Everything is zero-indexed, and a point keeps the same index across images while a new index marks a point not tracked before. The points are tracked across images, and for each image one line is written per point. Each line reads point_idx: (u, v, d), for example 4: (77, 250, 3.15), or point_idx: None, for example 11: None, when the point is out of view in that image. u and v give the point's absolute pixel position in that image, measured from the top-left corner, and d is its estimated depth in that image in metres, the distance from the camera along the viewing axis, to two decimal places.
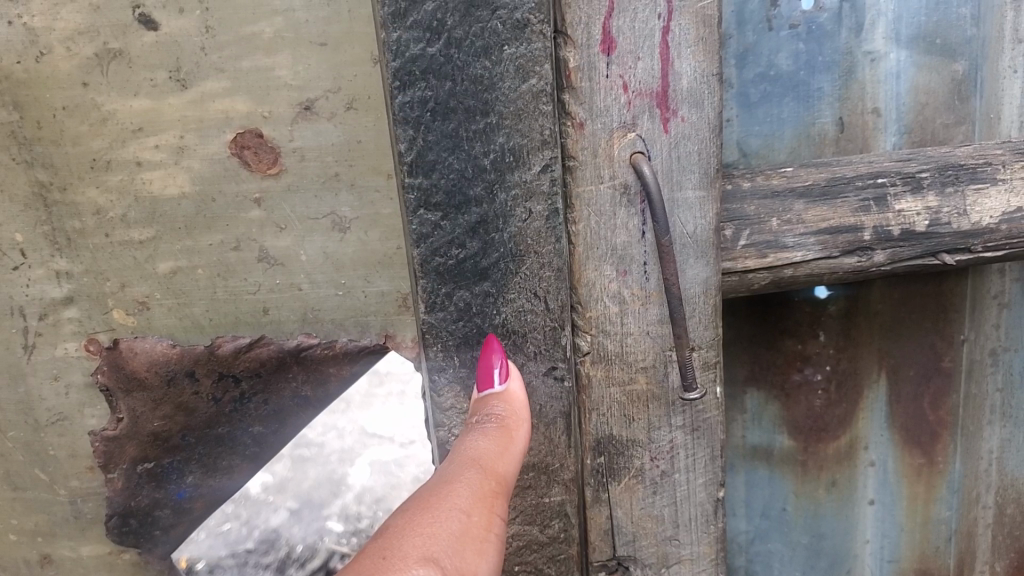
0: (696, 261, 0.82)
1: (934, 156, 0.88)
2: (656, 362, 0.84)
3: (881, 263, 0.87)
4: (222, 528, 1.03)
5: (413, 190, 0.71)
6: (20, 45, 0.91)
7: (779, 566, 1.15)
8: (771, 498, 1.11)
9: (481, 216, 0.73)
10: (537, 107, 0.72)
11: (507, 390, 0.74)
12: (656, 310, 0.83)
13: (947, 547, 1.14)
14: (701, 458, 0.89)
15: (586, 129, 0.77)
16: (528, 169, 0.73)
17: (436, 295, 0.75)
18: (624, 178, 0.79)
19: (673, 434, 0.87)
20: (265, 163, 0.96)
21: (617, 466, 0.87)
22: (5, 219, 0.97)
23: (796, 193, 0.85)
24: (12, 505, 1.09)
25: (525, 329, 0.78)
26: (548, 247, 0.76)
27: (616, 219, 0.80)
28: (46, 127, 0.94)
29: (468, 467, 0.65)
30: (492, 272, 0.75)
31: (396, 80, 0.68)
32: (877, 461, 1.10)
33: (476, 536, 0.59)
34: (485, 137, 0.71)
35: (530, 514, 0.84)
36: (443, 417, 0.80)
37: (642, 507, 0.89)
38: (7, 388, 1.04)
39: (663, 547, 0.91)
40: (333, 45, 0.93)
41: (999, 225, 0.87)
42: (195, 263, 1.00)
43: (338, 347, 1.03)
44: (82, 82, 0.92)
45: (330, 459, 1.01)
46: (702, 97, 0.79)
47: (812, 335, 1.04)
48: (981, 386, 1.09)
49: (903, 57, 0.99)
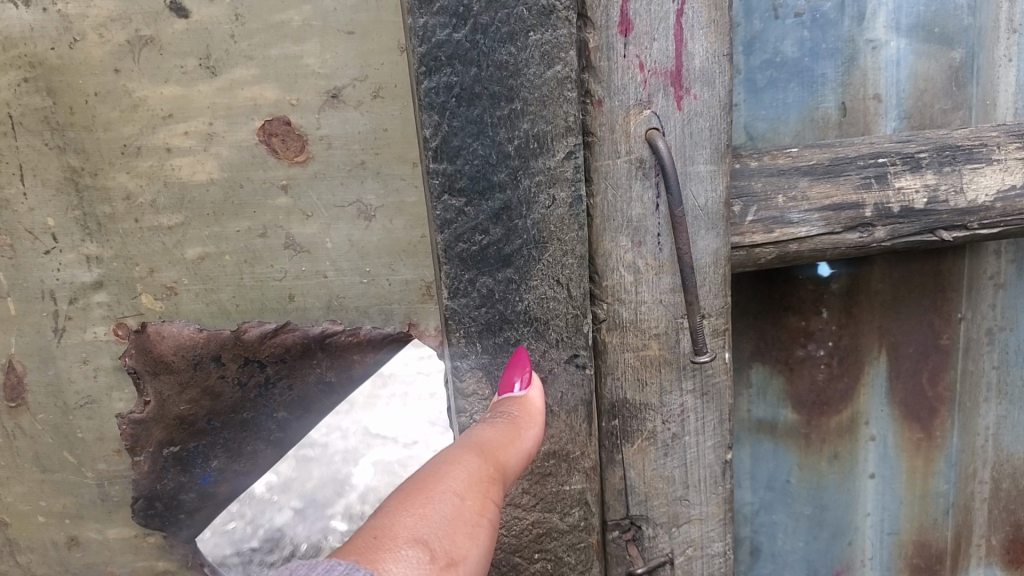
0: (707, 233, 0.86)
1: (932, 138, 0.92)
2: (668, 328, 0.88)
3: (882, 239, 0.90)
4: (228, 527, 1.07)
5: (437, 176, 0.74)
6: (54, 32, 0.93)
7: (782, 536, 1.19)
8: (776, 470, 1.15)
9: (504, 202, 0.76)
10: (561, 94, 0.74)
11: (526, 395, 0.77)
12: (669, 278, 0.86)
13: (944, 519, 1.18)
14: (710, 421, 0.92)
15: (604, 107, 0.81)
16: (552, 155, 0.76)
17: (459, 281, 0.78)
18: (639, 154, 0.82)
19: (683, 398, 0.91)
20: (292, 151, 0.98)
21: (630, 428, 0.91)
22: (39, 203, 0.99)
23: (801, 171, 0.88)
24: (41, 486, 1.11)
25: (547, 316, 0.81)
26: (570, 235, 0.79)
27: (631, 193, 0.83)
28: (78, 113, 0.95)
29: (468, 451, 0.66)
30: (515, 258, 0.78)
31: (422, 65, 0.70)
32: (877, 435, 1.14)
33: (468, 520, 0.59)
34: (509, 123, 0.74)
35: (550, 501, 0.87)
36: (464, 403, 0.83)
37: (653, 468, 0.93)
38: (38, 370, 1.06)
39: (674, 508, 0.95)
40: (360, 34, 0.95)
41: (993, 203, 0.90)
42: (223, 250, 1.01)
43: (363, 335, 1.03)
44: (114, 68, 0.94)
45: (334, 460, 1.01)
46: (713, 77, 0.82)
47: (816, 312, 1.08)
48: (978, 363, 1.13)
49: (903, 45, 1.03)
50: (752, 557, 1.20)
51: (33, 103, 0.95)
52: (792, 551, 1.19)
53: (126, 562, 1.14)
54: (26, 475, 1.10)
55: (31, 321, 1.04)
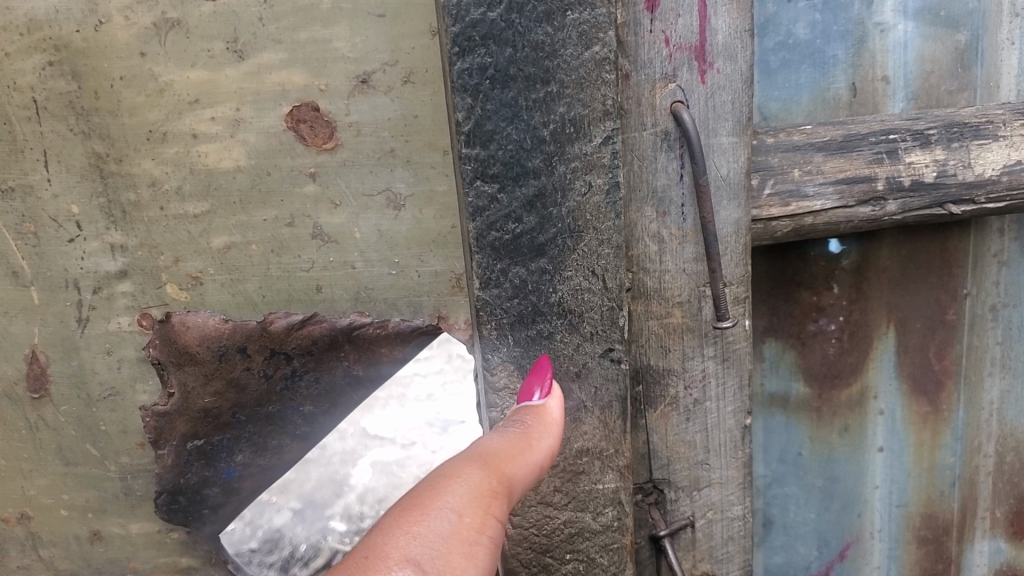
0: (728, 203, 0.88)
1: (941, 115, 0.93)
2: (691, 297, 0.89)
3: (893, 213, 0.91)
4: (227, 528, 1.09)
5: (470, 161, 0.75)
6: (80, 14, 0.94)
7: (795, 508, 1.16)
8: (788, 442, 1.13)
9: (539, 189, 0.76)
10: (599, 76, 0.75)
11: (544, 405, 0.77)
12: (692, 247, 0.87)
13: (951, 492, 1.15)
14: (730, 387, 0.94)
15: (631, 80, 0.83)
16: (589, 140, 0.77)
17: (491, 270, 0.78)
18: (664, 126, 0.84)
19: (705, 364, 0.92)
20: (320, 137, 0.98)
21: (653, 394, 0.93)
22: (63, 190, 1.01)
23: (816, 147, 0.89)
24: (64, 479, 1.13)
25: (581, 308, 0.81)
26: (606, 224, 0.79)
27: (656, 164, 0.85)
28: (103, 97, 0.96)
29: (474, 462, 0.66)
30: (548, 248, 0.78)
31: (456, 45, 0.70)
32: (885, 409, 1.11)
33: (464, 539, 0.61)
34: (544, 106, 0.74)
35: (583, 500, 0.88)
36: (496, 398, 0.83)
37: (675, 432, 0.94)
38: (61, 360, 1.08)
39: (695, 471, 0.97)
40: (391, 17, 0.94)
41: (1000, 177, 0.91)
42: (249, 239, 1.01)
43: (391, 327, 1.03)
44: (140, 52, 0.95)
45: (333, 460, 1.05)
46: (736, 52, 0.84)
47: (827, 287, 1.06)
48: (982, 339, 1.11)
49: (910, 29, 1.03)
50: (765, 529, 1.17)
51: (58, 88, 0.96)
52: (804, 523, 1.16)
53: (148, 556, 1.16)
54: (49, 468, 1.13)
55: (56, 310, 1.06)
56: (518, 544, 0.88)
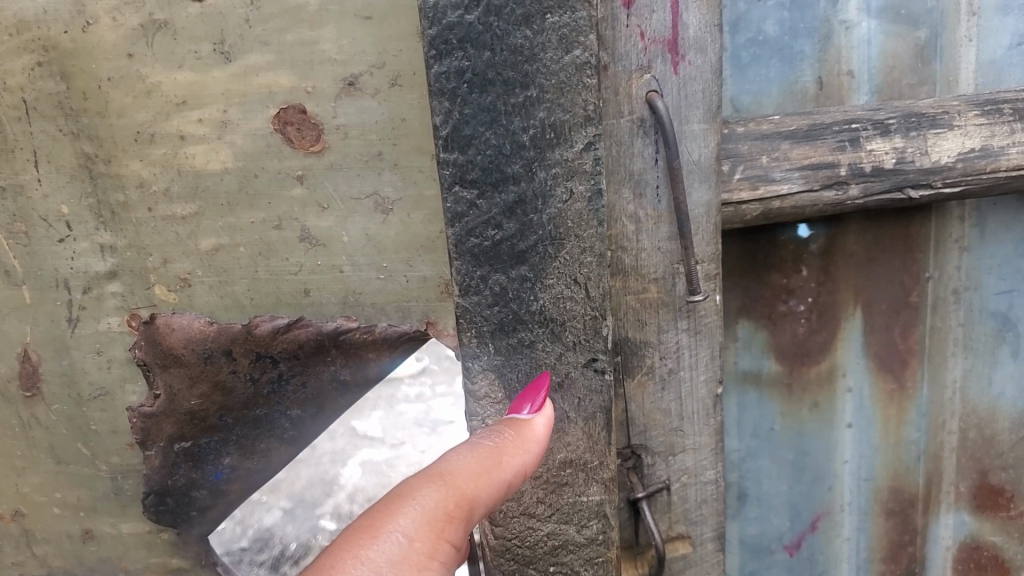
0: (700, 185, 0.92)
1: (900, 106, 0.98)
2: (665, 273, 0.93)
3: (855, 197, 0.96)
4: (219, 527, 1.10)
5: (449, 165, 0.77)
6: (68, 15, 0.95)
7: (768, 482, 1.20)
8: (761, 418, 1.17)
9: (518, 195, 0.78)
10: (579, 81, 0.76)
11: (530, 421, 0.80)
12: (667, 227, 0.92)
13: (916, 466, 1.20)
14: (703, 357, 0.98)
15: (609, 71, 0.87)
16: (570, 146, 0.78)
17: (471, 277, 0.80)
18: (639, 115, 0.88)
19: (678, 336, 0.96)
20: (307, 140, 0.99)
21: (630, 364, 0.96)
22: (53, 190, 1.02)
23: (783, 135, 0.94)
24: (57, 478, 1.14)
25: (564, 317, 0.82)
26: (589, 231, 0.80)
27: (633, 149, 0.89)
28: (91, 98, 0.98)
29: (434, 485, 0.71)
30: (529, 255, 0.80)
31: (433, 48, 0.73)
32: (853, 386, 1.16)
33: (413, 562, 0.68)
34: (524, 111, 0.76)
35: (567, 512, 0.89)
36: (477, 407, 0.85)
37: (652, 400, 0.99)
38: (52, 360, 1.09)
39: (670, 437, 1.01)
40: (378, 19, 0.95)
41: (954, 164, 0.96)
42: (237, 241, 1.03)
43: (378, 332, 1.05)
44: (128, 53, 0.96)
45: (322, 460, 1.07)
46: (706, 45, 0.88)
47: (796, 270, 1.11)
48: (945, 320, 1.15)
49: (873, 26, 1.07)
50: (739, 501, 1.22)
51: (47, 88, 0.98)
52: (776, 496, 1.21)
53: (139, 556, 1.17)
54: (43, 466, 1.14)
55: (47, 310, 1.08)
56: (501, 556, 0.89)
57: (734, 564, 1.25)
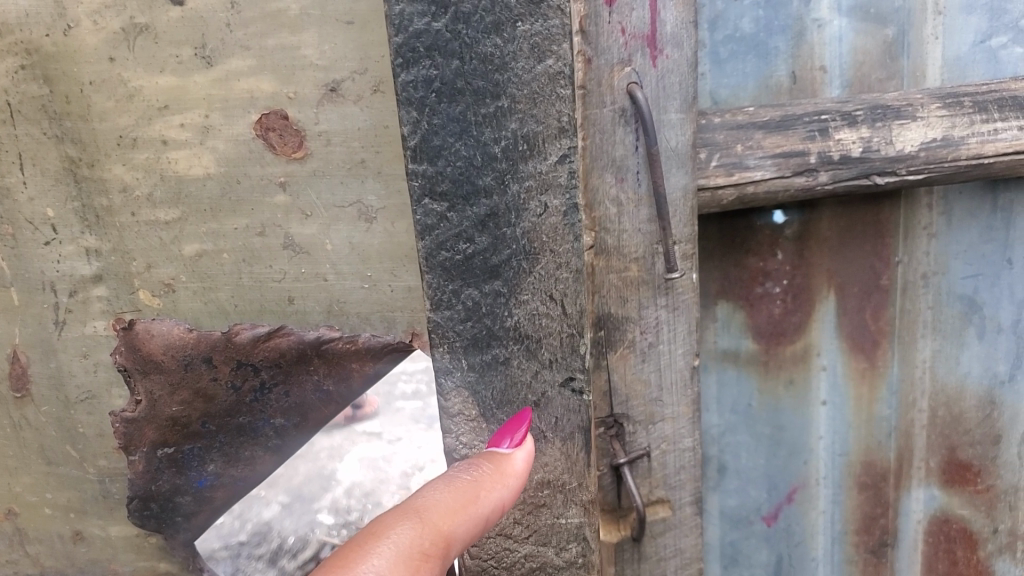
0: (677, 171, 0.95)
1: (867, 99, 1.02)
2: (645, 253, 0.97)
3: (825, 183, 0.99)
4: (217, 521, 1.11)
5: (419, 177, 0.79)
6: (49, 18, 0.96)
7: (746, 456, 1.25)
8: (739, 395, 1.22)
9: (490, 209, 0.80)
10: (553, 91, 0.77)
11: (509, 456, 0.83)
12: (646, 210, 0.95)
13: (887, 442, 1.25)
14: (680, 331, 1.01)
15: (592, 64, 0.90)
16: (543, 158, 0.79)
17: (443, 292, 0.82)
18: (621, 105, 0.91)
19: (657, 312, 1.00)
20: (289, 146, 1.01)
21: (614, 338, 1.00)
22: (39, 194, 1.04)
23: (757, 125, 0.98)
24: (47, 478, 1.15)
25: (539, 333, 0.84)
26: (563, 246, 0.82)
27: (615, 137, 0.92)
28: (74, 101, 0.99)
29: (410, 523, 0.76)
30: (502, 269, 0.82)
31: (400, 58, 0.74)
32: (827, 365, 1.21)
33: None
34: (494, 122, 0.78)
35: (545, 534, 0.92)
36: (451, 423, 0.88)
37: (633, 371, 1.02)
38: (41, 362, 1.10)
39: (651, 407, 1.04)
40: (359, 24, 0.96)
41: (918, 152, 1.00)
42: (220, 248, 1.05)
43: (360, 343, 1.05)
44: (109, 56, 0.97)
45: (320, 456, 1.05)
46: (682, 39, 0.91)
47: (771, 254, 1.15)
48: (914, 303, 1.19)
49: (844, 24, 1.10)
50: (718, 474, 1.27)
51: (31, 91, 0.99)
52: (755, 469, 1.26)
53: (128, 560, 1.18)
54: (33, 467, 1.15)
55: (34, 313, 1.09)
56: None
57: (716, 534, 1.31)
